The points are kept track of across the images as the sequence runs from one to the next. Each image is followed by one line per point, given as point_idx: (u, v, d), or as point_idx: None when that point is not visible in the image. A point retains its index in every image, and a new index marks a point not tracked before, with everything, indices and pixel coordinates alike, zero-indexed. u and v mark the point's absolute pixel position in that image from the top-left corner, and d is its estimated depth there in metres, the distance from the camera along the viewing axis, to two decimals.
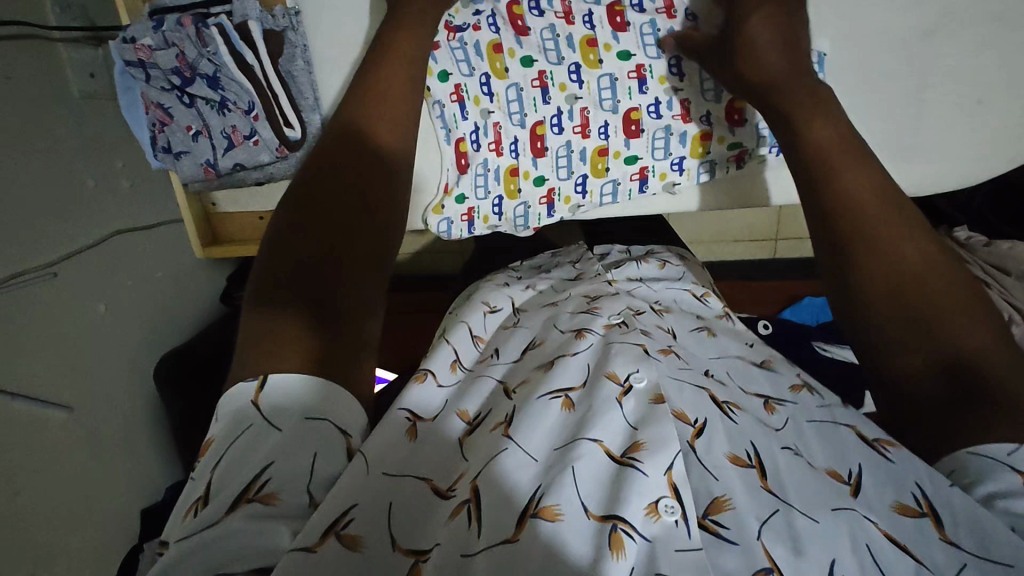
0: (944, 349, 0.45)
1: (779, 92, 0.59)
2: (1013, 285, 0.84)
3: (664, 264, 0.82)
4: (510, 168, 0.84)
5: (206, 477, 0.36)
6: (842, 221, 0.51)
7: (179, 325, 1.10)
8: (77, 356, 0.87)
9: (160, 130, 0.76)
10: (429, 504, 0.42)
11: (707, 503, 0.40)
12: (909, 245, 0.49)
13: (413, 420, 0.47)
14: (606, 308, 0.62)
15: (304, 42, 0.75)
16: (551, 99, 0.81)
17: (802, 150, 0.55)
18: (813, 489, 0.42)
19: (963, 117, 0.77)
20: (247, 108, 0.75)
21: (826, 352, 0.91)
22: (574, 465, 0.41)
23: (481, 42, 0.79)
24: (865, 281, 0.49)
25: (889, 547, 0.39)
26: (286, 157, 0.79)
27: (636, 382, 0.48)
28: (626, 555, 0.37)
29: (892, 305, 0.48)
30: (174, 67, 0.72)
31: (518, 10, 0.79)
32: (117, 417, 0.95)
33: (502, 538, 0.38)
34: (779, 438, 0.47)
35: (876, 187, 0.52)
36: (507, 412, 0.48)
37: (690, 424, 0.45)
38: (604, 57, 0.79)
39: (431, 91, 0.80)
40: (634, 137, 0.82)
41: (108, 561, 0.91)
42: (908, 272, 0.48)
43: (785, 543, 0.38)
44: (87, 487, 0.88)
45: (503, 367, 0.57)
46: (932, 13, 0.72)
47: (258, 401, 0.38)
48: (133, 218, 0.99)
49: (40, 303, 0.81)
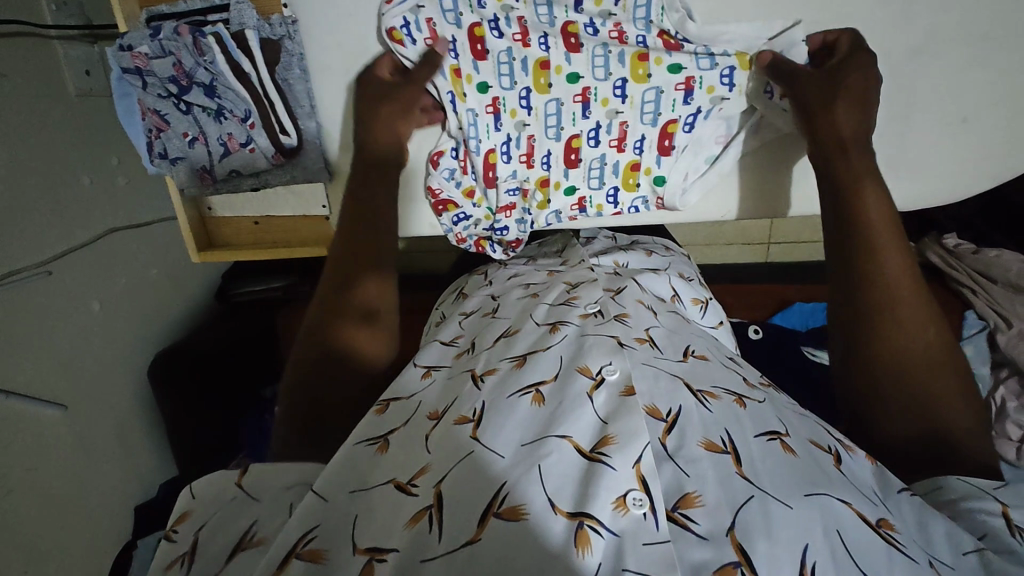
0: (926, 401, 0.57)
1: (845, 157, 0.66)
2: (1000, 294, 0.97)
3: (651, 254, 0.85)
4: (489, 154, 0.78)
5: (190, 538, 0.47)
6: (876, 294, 0.60)
7: (172, 322, 1.10)
8: (67, 355, 0.87)
9: (156, 136, 0.73)
10: (397, 504, 0.46)
11: (677, 498, 0.43)
12: (930, 326, 0.59)
13: (384, 437, 0.52)
14: (585, 296, 0.66)
15: (301, 50, 0.74)
16: (502, 125, 0.77)
17: (851, 220, 0.64)
18: (786, 476, 0.45)
19: (951, 136, 0.77)
20: (244, 116, 0.74)
21: (814, 357, 1.00)
22: (541, 464, 0.44)
23: (529, 58, 0.73)
24: (893, 348, 0.59)
25: (856, 536, 0.42)
26: (281, 164, 0.80)
27: (608, 375, 0.52)
28: (593, 550, 0.40)
29: (900, 371, 0.58)
30: (171, 76, 0.70)
31: (493, 158, 0.79)
32: (109, 414, 0.95)
33: (463, 541, 0.41)
34: (754, 426, 0.49)
35: (909, 271, 0.61)
36: (474, 407, 0.51)
37: (662, 419, 0.48)
38: (554, 80, 0.74)
39: (466, 98, 0.74)
40: (574, 51, 0.72)
41: (94, 551, 0.93)
42: (923, 346, 0.59)
43: (759, 533, 0.41)
44: (77, 482, 0.89)
45: (477, 358, 0.60)
46: (921, 32, 0.70)
47: (243, 481, 0.51)
48: (130, 214, 0.99)
49: (35, 302, 0.81)
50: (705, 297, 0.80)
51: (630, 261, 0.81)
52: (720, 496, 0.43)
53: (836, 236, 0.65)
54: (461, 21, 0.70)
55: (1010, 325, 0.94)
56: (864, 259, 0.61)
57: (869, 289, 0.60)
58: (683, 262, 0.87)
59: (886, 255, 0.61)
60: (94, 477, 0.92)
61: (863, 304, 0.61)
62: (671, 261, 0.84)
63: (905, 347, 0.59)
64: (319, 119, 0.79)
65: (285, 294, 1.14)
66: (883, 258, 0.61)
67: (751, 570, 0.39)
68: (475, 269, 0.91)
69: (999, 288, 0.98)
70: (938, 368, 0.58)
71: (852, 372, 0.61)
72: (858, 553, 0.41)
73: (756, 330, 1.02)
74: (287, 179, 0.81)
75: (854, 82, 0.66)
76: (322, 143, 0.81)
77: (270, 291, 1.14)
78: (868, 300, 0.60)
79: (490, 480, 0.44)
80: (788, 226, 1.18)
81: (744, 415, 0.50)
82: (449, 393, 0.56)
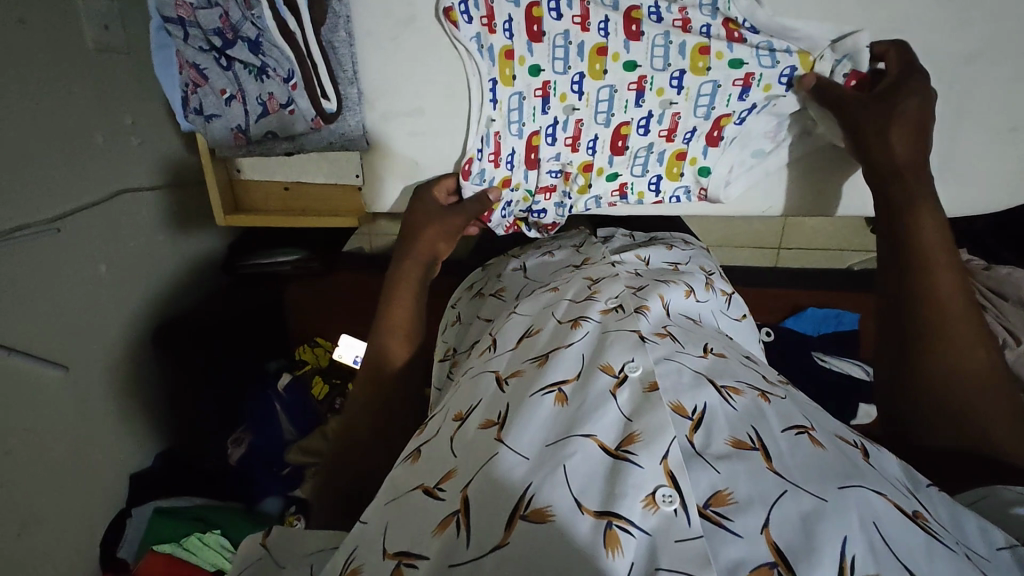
0: (968, 424, 0.56)
1: (900, 185, 0.65)
2: (1009, 310, 0.98)
3: (672, 247, 0.85)
4: (532, 135, 0.78)
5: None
6: (931, 312, 0.59)
7: (175, 290, 1.08)
8: (71, 315, 0.85)
9: (193, 91, 0.74)
10: (425, 507, 0.46)
11: (708, 494, 0.41)
12: (983, 351, 0.58)
13: (416, 449, 0.54)
14: (605, 291, 0.65)
15: (348, 12, 0.71)
16: (550, 109, 0.76)
17: (900, 240, 0.63)
18: (818, 470, 0.44)
19: (988, 146, 0.77)
20: (286, 76, 0.70)
21: (824, 363, 0.99)
22: (566, 464, 0.43)
23: (586, 43, 0.71)
24: (937, 369, 0.58)
25: (895, 528, 0.40)
26: (321, 129, 0.76)
27: (631, 372, 0.51)
28: (624, 550, 0.39)
29: (941, 393, 0.58)
30: (216, 28, 0.67)
31: (536, 140, 0.78)
32: (108, 378, 0.93)
33: (492, 545, 0.41)
34: (783, 422, 0.48)
35: (964, 293, 0.60)
36: (499, 410, 0.51)
37: (688, 417, 0.47)
38: (610, 67, 0.73)
39: (516, 80, 0.73)
40: (634, 39, 0.70)
41: (85, 518, 0.91)
42: (968, 371, 0.57)
43: (794, 529, 0.39)
44: (73, 447, 0.87)
45: (500, 358, 0.60)
46: (977, 37, 0.69)
47: (267, 542, 0.52)
48: (141, 176, 0.96)
49: (40, 259, 0.79)
50: (729, 292, 0.80)
51: (652, 256, 0.81)
52: (752, 492, 0.41)
53: (889, 257, 0.64)
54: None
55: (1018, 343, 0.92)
56: (914, 272, 0.61)
57: (918, 305, 0.60)
58: (703, 256, 0.86)
59: (942, 273, 0.60)
60: (90, 442, 0.91)
61: (914, 322, 0.60)
62: (691, 255, 0.84)
63: (950, 370, 0.58)
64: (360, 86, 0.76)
65: (295, 270, 1.11)
66: (935, 274, 0.60)
67: (789, 570, 0.37)
68: (492, 260, 0.90)
69: (1008, 304, 0.99)
70: (982, 392, 0.57)
71: (895, 394, 0.62)
72: (897, 542, 0.39)
73: (768, 332, 1.03)
74: (322, 145, 0.79)
75: (908, 103, 0.66)
76: (361, 111, 0.78)
77: (279, 265, 1.10)
78: (926, 316, 0.59)
79: (513, 483, 0.43)
80: (802, 233, 1.18)
81: (769, 411, 0.49)
82: (472, 394, 0.56)
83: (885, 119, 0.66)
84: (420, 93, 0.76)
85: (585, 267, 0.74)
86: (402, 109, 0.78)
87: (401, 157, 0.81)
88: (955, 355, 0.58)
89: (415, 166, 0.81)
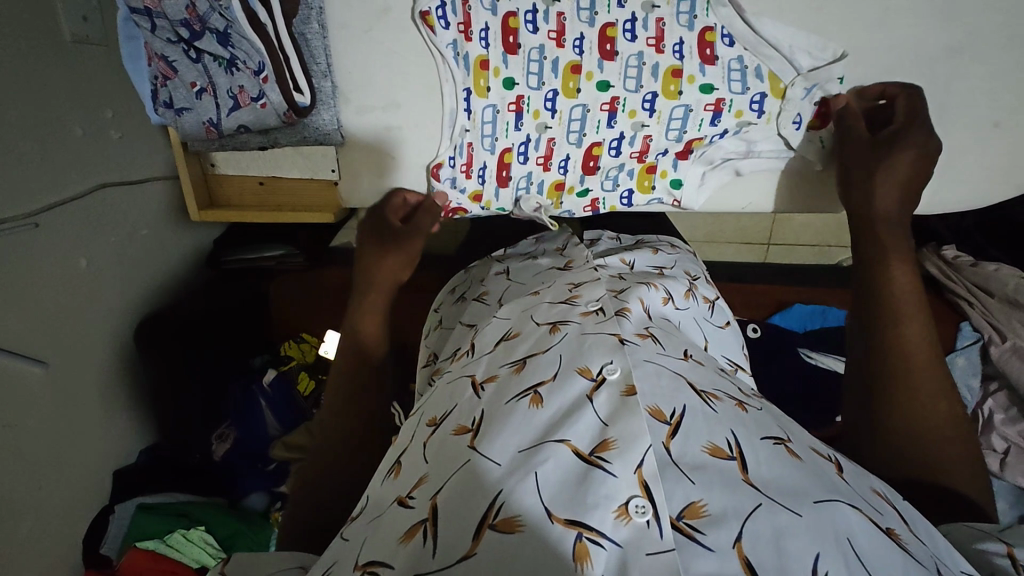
0: (922, 464, 0.57)
1: (861, 241, 0.69)
2: (995, 306, 0.99)
3: (657, 251, 0.84)
4: (505, 151, 0.78)
5: None
6: (891, 364, 0.61)
7: (159, 285, 1.07)
8: (52, 311, 0.84)
9: (162, 84, 0.72)
10: (396, 519, 0.46)
11: (682, 505, 0.40)
12: (946, 403, 0.59)
13: (397, 460, 0.54)
14: (586, 295, 0.64)
15: (321, 3, 0.70)
16: (523, 126, 0.76)
17: (868, 281, 0.66)
18: (793, 483, 0.43)
19: (976, 139, 0.76)
20: (257, 68, 0.69)
21: (811, 359, 0.99)
22: (538, 470, 0.43)
23: (561, 60, 0.71)
24: (897, 414, 0.59)
25: (867, 545, 0.39)
26: (293, 123, 0.74)
27: (609, 375, 0.50)
28: (593, 563, 0.38)
29: (906, 429, 0.58)
30: (183, 19, 0.66)
31: (508, 157, 0.79)
32: (90, 375, 0.92)
33: (458, 556, 0.40)
34: (760, 431, 0.48)
35: (930, 346, 0.61)
36: (474, 415, 0.51)
37: (666, 422, 0.46)
38: (584, 86, 0.73)
39: (491, 92, 0.74)
40: (608, 59, 0.71)
41: (67, 516, 0.90)
42: (930, 414, 0.58)
43: (766, 546, 0.38)
44: (55, 444, 0.86)
45: (476, 362, 0.60)
46: (960, 31, 0.69)
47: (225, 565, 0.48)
48: (123, 170, 0.95)
49: (19, 254, 0.78)
50: (713, 297, 0.79)
51: (637, 260, 0.80)
52: (727, 505, 0.40)
53: (861, 292, 0.66)
54: (497, 8, 0.68)
55: (1004, 340, 0.96)
56: (876, 325, 0.63)
57: (882, 349, 0.61)
58: (689, 260, 0.86)
59: (907, 325, 0.61)
60: (73, 440, 0.90)
61: (875, 366, 0.61)
62: (676, 260, 0.83)
63: (908, 409, 0.59)
64: (335, 80, 0.76)
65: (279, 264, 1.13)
66: (899, 330, 0.61)
67: None
68: (475, 262, 0.88)
69: (994, 301, 1.00)
70: (935, 422, 0.58)
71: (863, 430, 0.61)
72: (871, 561, 0.39)
73: (755, 328, 1.03)
74: (298, 139, 0.78)
75: (902, 159, 0.68)
76: (336, 106, 0.77)
77: (265, 261, 1.12)
78: (887, 363, 0.61)
79: (484, 489, 0.43)
80: (790, 228, 1.17)
81: (746, 419, 0.49)
82: (449, 399, 0.56)
83: (870, 169, 0.69)
84: (397, 87, 0.75)
85: (569, 271, 0.73)
86: (377, 103, 0.77)
87: (378, 152, 0.80)
88: (921, 402, 0.59)
89: (393, 160, 0.81)
